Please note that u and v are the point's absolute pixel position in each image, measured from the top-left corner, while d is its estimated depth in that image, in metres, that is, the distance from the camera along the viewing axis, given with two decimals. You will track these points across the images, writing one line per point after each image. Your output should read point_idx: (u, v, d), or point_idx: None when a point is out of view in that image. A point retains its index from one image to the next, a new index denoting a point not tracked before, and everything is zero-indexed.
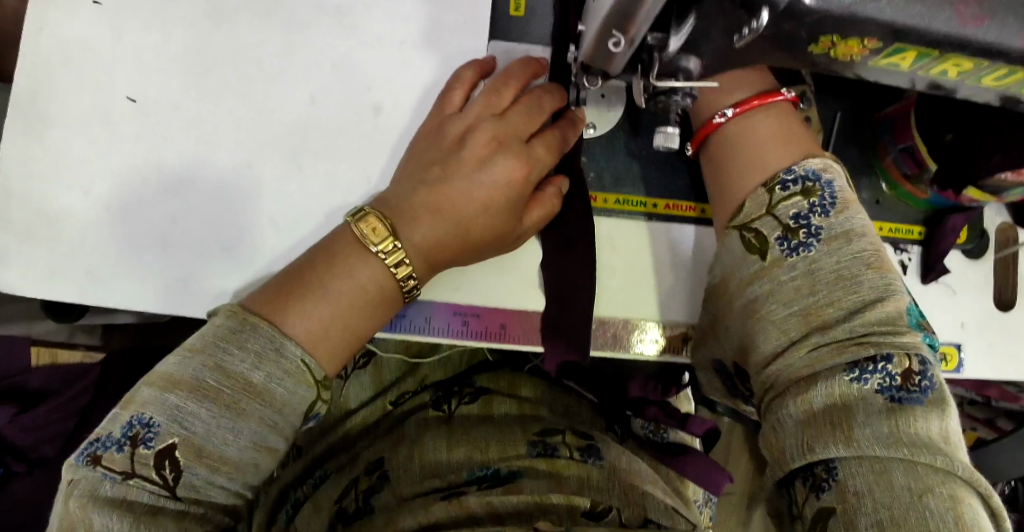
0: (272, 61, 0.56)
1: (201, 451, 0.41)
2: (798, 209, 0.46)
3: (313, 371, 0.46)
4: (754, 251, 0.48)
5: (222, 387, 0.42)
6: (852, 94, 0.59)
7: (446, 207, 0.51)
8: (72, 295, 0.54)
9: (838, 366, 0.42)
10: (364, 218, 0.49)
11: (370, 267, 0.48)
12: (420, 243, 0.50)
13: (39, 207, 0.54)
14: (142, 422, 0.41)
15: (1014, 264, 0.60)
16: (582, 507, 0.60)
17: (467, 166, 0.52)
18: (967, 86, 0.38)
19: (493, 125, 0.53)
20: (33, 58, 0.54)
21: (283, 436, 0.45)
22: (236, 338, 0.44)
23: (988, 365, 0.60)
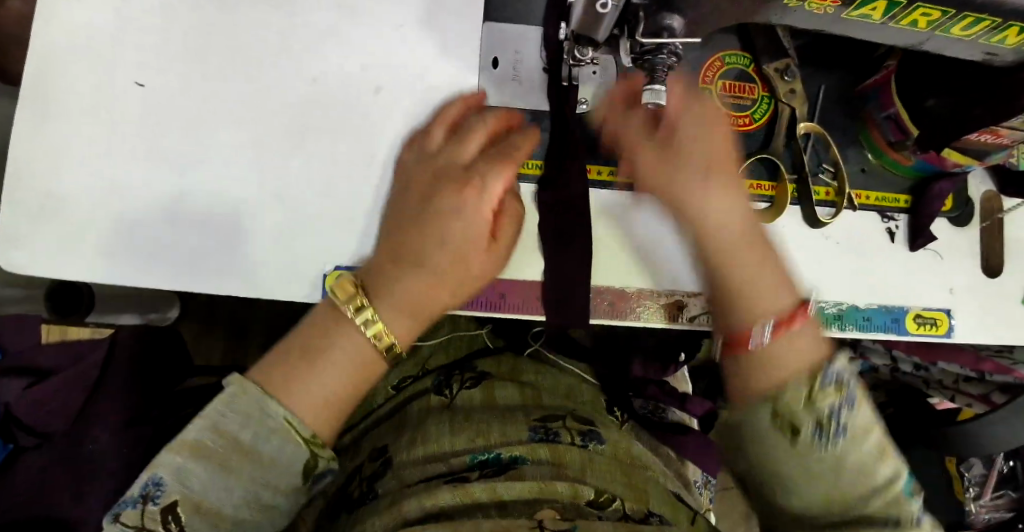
0: (276, 45, 0.58)
1: (199, 505, 0.45)
2: (834, 408, 0.43)
3: (301, 431, 0.48)
4: (769, 375, 0.46)
5: (216, 446, 0.46)
6: (838, 65, 0.61)
7: (400, 254, 0.53)
8: (79, 275, 0.55)
9: (815, 470, 0.45)
10: (337, 282, 0.51)
11: (345, 325, 0.51)
12: (380, 292, 0.52)
13: (49, 188, 0.56)
14: (152, 482, 0.45)
15: (999, 231, 0.62)
16: (587, 495, 0.56)
17: (414, 199, 0.55)
18: (937, 37, 0.40)
19: (434, 167, 0.55)
20: (45, 45, 0.56)
21: (279, 493, 0.47)
22: (229, 402, 0.47)
23: (978, 329, 0.61)
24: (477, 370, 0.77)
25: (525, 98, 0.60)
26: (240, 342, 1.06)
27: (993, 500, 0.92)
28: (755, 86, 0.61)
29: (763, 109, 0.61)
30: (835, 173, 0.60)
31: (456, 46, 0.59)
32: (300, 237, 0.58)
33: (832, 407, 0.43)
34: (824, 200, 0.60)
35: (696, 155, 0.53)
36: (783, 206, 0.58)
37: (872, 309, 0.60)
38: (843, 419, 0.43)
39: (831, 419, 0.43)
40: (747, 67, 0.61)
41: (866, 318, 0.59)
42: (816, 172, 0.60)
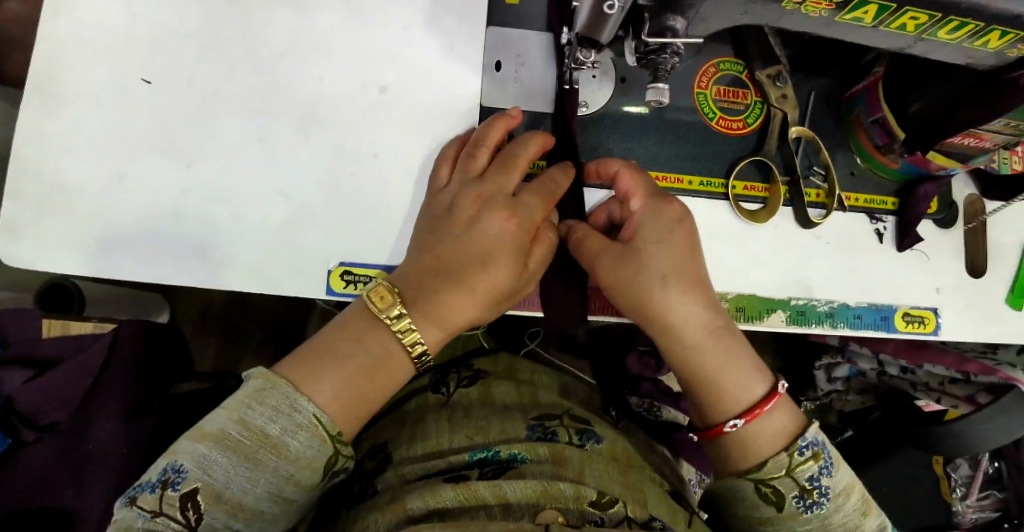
0: (283, 45, 0.59)
1: (220, 495, 0.45)
2: (811, 473, 0.52)
3: (326, 426, 0.48)
4: (771, 503, 0.54)
5: (241, 438, 0.46)
6: (827, 71, 0.63)
7: (443, 267, 0.53)
8: (85, 267, 0.56)
9: (795, 511, 0.53)
10: (375, 289, 0.52)
11: (383, 336, 0.51)
12: (420, 303, 0.52)
13: (55, 181, 0.56)
14: (172, 469, 0.45)
15: (983, 233, 0.64)
16: (589, 497, 0.57)
17: (457, 227, 0.54)
18: (924, 41, 0.42)
19: (476, 186, 0.55)
20: (54, 42, 0.57)
21: (300, 488, 0.48)
22: (260, 396, 0.47)
23: (963, 327, 0.63)
24: (473, 368, 0.78)
25: (526, 99, 0.61)
26: (234, 344, 1.06)
27: (979, 501, 0.94)
28: (748, 91, 0.63)
29: (756, 113, 0.63)
30: (825, 175, 0.62)
31: (460, 48, 0.61)
32: (305, 232, 0.58)
33: (811, 475, 0.52)
34: (815, 201, 0.62)
35: (652, 266, 0.54)
36: (776, 206, 0.61)
37: (862, 307, 0.62)
38: (823, 486, 0.52)
39: (813, 483, 0.52)
40: (740, 73, 0.63)
41: (856, 316, 0.62)
42: (806, 174, 0.62)
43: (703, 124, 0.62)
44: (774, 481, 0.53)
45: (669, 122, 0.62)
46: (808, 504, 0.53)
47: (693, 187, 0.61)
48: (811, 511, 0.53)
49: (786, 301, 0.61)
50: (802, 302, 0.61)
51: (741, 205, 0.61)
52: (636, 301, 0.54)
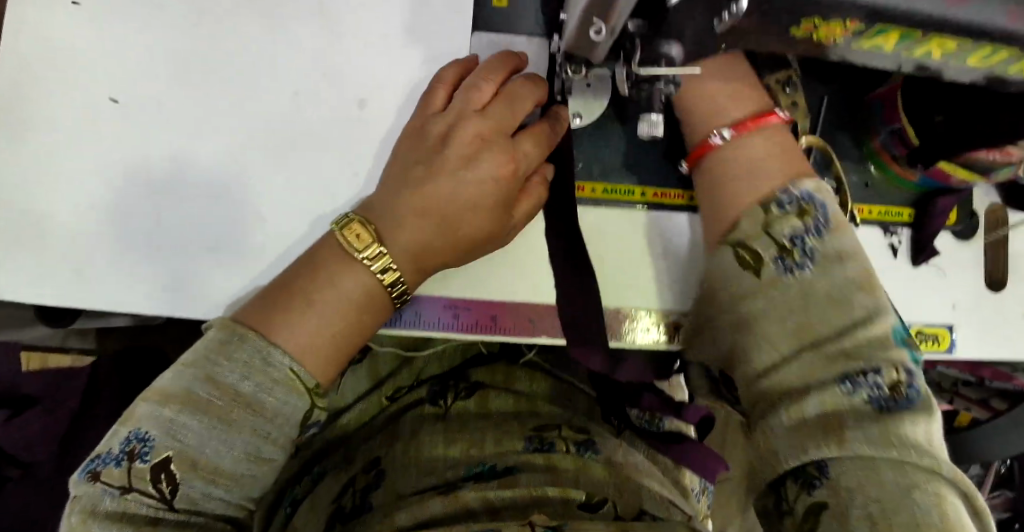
0: (256, 56, 0.55)
1: (197, 462, 0.43)
2: (792, 229, 0.47)
3: (303, 379, 0.46)
4: (746, 267, 0.48)
5: (213, 398, 0.44)
6: (841, 75, 0.59)
7: (433, 207, 0.50)
8: (60, 298, 0.53)
9: (828, 379, 0.44)
10: (349, 225, 0.49)
11: (360, 277, 0.48)
12: (406, 244, 0.49)
13: (23, 212, 0.53)
14: (138, 437, 0.42)
15: (1005, 245, 0.60)
16: (577, 498, 0.60)
17: (452, 162, 0.50)
18: (951, 66, 0.38)
19: (478, 121, 0.51)
20: (17, 65, 0.53)
21: (279, 446, 0.46)
22: (226, 350, 0.45)
23: (982, 347, 0.60)
24: (470, 381, 0.76)
25: None
26: None
27: (989, 500, 0.90)
28: None
29: None
30: (837, 189, 0.57)
31: (444, 57, 0.57)
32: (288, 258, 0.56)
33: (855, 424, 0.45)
34: None
35: (751, 156, 0.51)
36: None
37: None
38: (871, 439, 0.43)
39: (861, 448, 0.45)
40: None
41: None
42: None
43: None
44: (752, 243, 0.48)
45: (673, 133, 0.58)
46: (791, 265, 0.47)
47: (694, 203, 0.59)
48: (790, 275, 0.47)
49: None
50: None
51: None
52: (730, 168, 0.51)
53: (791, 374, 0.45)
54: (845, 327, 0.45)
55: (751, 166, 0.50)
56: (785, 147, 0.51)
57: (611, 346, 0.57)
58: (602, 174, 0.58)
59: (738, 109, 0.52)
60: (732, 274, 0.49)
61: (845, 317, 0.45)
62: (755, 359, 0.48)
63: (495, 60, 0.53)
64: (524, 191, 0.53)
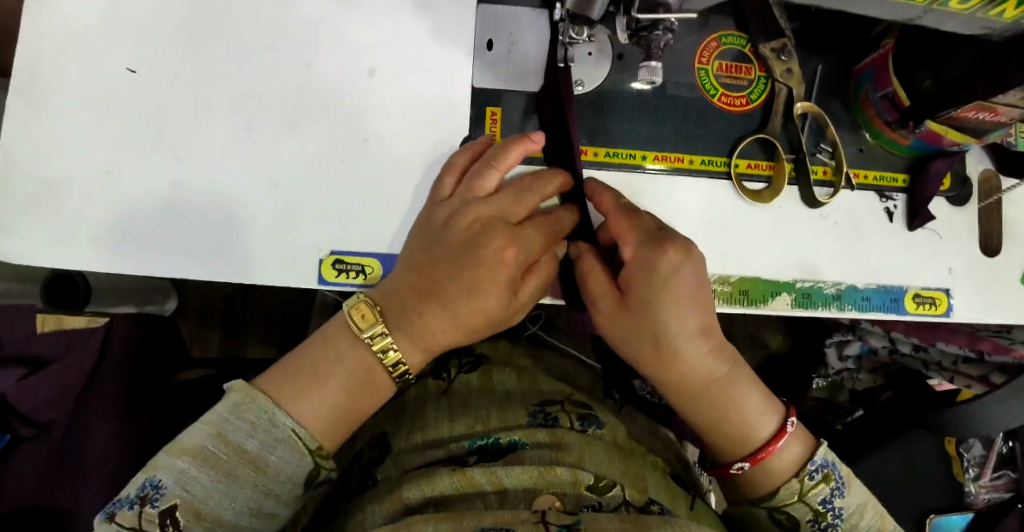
0: (268, 28, 0.57)
1: (200, 512, 0.45)
2: None
3: (306, 441, 0.48)
4: None
5: (221, 453, 0.45)
6: (835, 45, 0.61)
7: (433, 296, 0.51)
8: (78, 260, 0.54)
9: None
10: (356, 305, 0.51)
11: (363, 354, 0.51)
12: (406, 327, 0.51)
13: (42, 177, 0.54)
14: (151, 485, 0.44)
15: (999, 211, 0.62)
16: (586, 481, 0.56)
17: (455, 245, 0.51)
18: (935, 11, 0.40)
19: (481, 206, 0.51)
20: (36, 35, 0.55)
21: (281, 501, 0.48)
22: (237, 411, 0.47)
23: (981, 311, 0.61)
24: (474, 353, 0.75)
25: (517, 79, 0.60)
26: (239, 333, 1.04)
27: (992, 481, 0.91)
28: (752, 66, 0.61)
29: (760, 89, 0.60)
30: (832, 153, 0.59)
31: (449, 30, 0.59)
32: (298, 223, 0.57)
33: (824, 498, 0.53)
34: (822, 180, 0.60)
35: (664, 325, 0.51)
36: (780, 186, 0.58)
37: (871, 289, 0.59)
38: (836, 507, 0.53)
39: (826, 506, 0.53)
40: (744, 48, 0.61)
41: (864, 299, 0.59)
42: (812, 152, 0.60)
43: (703, 101, 0.60)
44: None
45: (673, 101, 0.60)
46: None
47: (694, 166, 0.59)
48: None
49: (791, 283, 0.59)
50: (808, 284, 0.59)
51: (744, 185, 0.59)
52: (639, 277, 0.52)
53: None
54: None
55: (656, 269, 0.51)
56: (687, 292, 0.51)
57: None
58: (602, 139, 0.58)
59: (654, 282, 0.51)
60: None
61: None
62: None
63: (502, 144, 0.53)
64: (531, 269, 0.53)
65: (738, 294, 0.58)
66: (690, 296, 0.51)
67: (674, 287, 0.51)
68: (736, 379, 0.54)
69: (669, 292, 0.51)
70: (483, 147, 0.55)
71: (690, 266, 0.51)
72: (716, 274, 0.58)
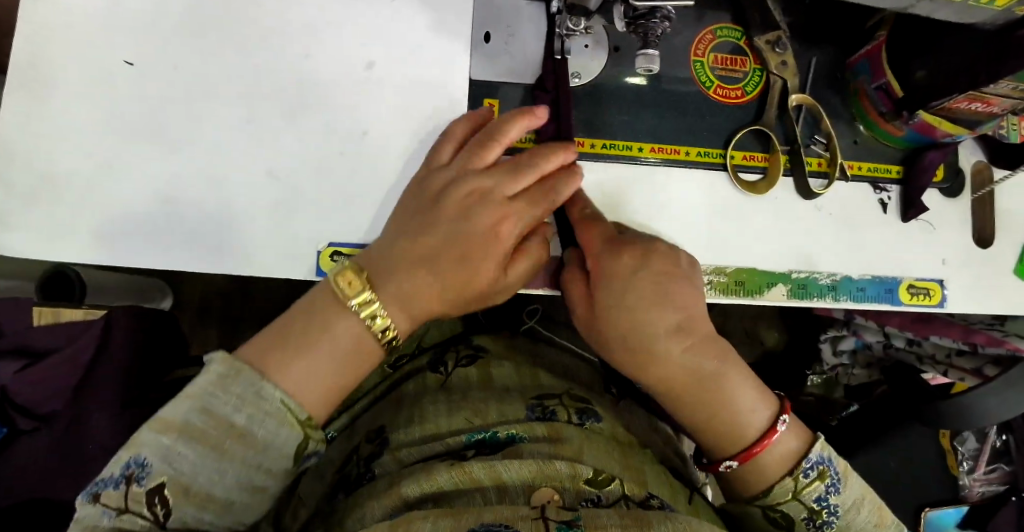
0: (268, 19, 0.57)
1: (189, 489, 0.43)
2: None
3: (295, 413, 0.46)
4: None
5: (207, 428, 0.44)
6: (829, 37, 0.61)
7: (427, 261, 0.50)
8: (78, 255, 0.54)
9: None
10: (342, 272, 0.49)
11: (352, 322, 0.49)
12: (397, 293, 0.50)
13: (39, 168, 0.54)
14: (136, 463, 0.43)
15: (990, 203, 0.62)
16: (586, 475, 0.55)
17: (450, 214, 0.51)
18: (929, 0, 0.42)
19: (476, 178, 0.51)
20: (33, 26, 0.55)
21: (271, 475, 0.46)
22: (223, 384, 0.45)
23: (975, 302, 0.61)
24: (472, 347, 0.75)
25: (513, 73, 0.60)
26: (235, 332, 1.04)
27: (987, 475, 0.91)
28: (747, 59, 0.61)
29: (755, 82, 0.61)
30: (827, 144, 0.60)
31: (448, 22, 0.59)
32: (297, 215, 0.57)
33: (819, 496, 0.52)
34: (817, 171, 0.60)
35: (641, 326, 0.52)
36: (776, 177, 0.59)
37: (866, 280, 0.60)
38: (831, 505, 0.52)
39: (823, 505, 0.52)
40: (739, 41, 0.61)
41: (859, 289, 0.60)
42: (807, 143, 0.60)
43: (700, 94, 0.60)
44: None
45: (669, 94, 0.60)
46: None
47: (690, 158, 0.59)
48: None
49: (787, 274, 0.59)
50: (804, 275, 0.59)
51: (740, 176, 0.59)
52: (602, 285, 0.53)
53: None
54: None
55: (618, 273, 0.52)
56: (653, 290, 0.52)
57: None
58: (600, 131, 0.59)
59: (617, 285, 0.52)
60: None
61: None
62: None
63: (505, 117, 0.53)
64: (521, 249, 0.53)
65: (732, 285, 0.58)
66: (655, 293, 0.52)
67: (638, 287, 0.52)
68: (726, 372, 0.53)
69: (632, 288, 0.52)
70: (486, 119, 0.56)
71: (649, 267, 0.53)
72: (713, 265, 0.58)
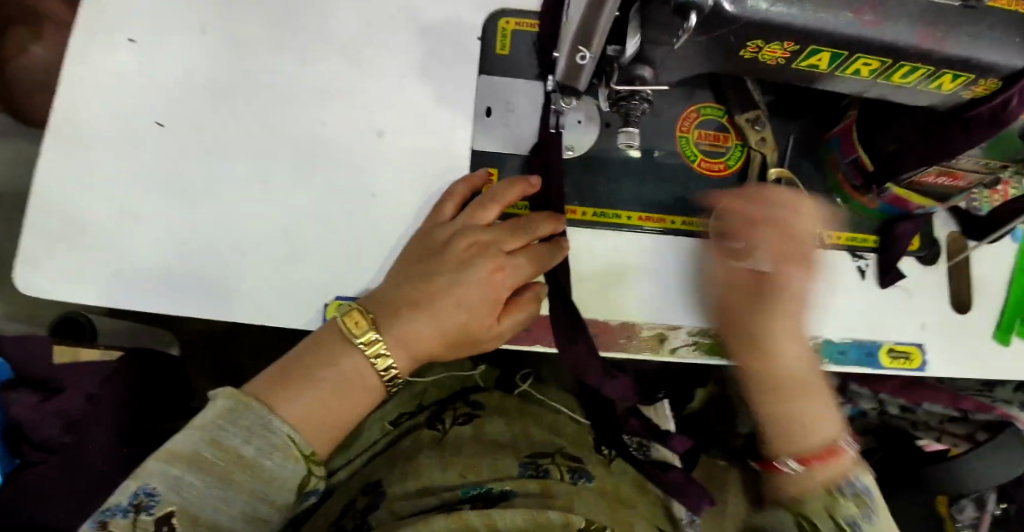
0: (287, 88, 0.63)
1: (196, 518, 0.45)
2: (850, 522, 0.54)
3: (301, 446, 0.49)
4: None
5: (215, 459, 0.46)
6: (805, 117, 0.66)
7: (426, 306, 0.53)
8: (97, 298, 0.58)
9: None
10: (349, 312, 0.53)
11: (356, 358, 0.52)
12: (398, 337, 0.53)
13: (69, 216, 0.59)
14: (144, 493, 0.45)
15: (966, 270, 0.65)
16: (578, 524, 0.55)
17: (449, 265, 0.54)
18: (880, 85, 0.46)
19: (478, 231, 0.56)
20: (74, 89, 0.61)
21: (275, 507, 0.48)
22: (231, 416, 0.47)
23: (953, 365, 0.63)
24: (469, 404, 0.75)
25: (513, 143, 0.65)
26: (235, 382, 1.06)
27: None
28: (729, 135, 0.66)
29: (736, 156, 0.66)
30: None
31: (452, 96, 0.65)
32: (304, 267, 0.60)
33: (852, 519, 0.54)
34: None
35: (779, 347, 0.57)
36: None
37: (847, 343, 0.62)
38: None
39: (851, 526, 0.54)
40: (721, 118, 0.66)
41: (840, 352, 0.62)
42: None
43: (685, 166, 0.65)
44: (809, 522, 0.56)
45: (656, 166, 0.65)
46: None
47: (674, 226, 0.63)
48: None
49: None
50: None
51: None
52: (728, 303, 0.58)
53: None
54: None
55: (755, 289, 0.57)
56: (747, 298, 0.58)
57: (601, 354, 0.61)
58: (591, 199, 0.63)
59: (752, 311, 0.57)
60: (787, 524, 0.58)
61: None
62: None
63: (504, 183, 0.58)
64: (512, 303, 0.56)
65: (714, 346, 0.63)
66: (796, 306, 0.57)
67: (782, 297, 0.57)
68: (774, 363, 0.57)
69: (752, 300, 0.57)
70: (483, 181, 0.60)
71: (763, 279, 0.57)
72: (697, 326, 0.62)
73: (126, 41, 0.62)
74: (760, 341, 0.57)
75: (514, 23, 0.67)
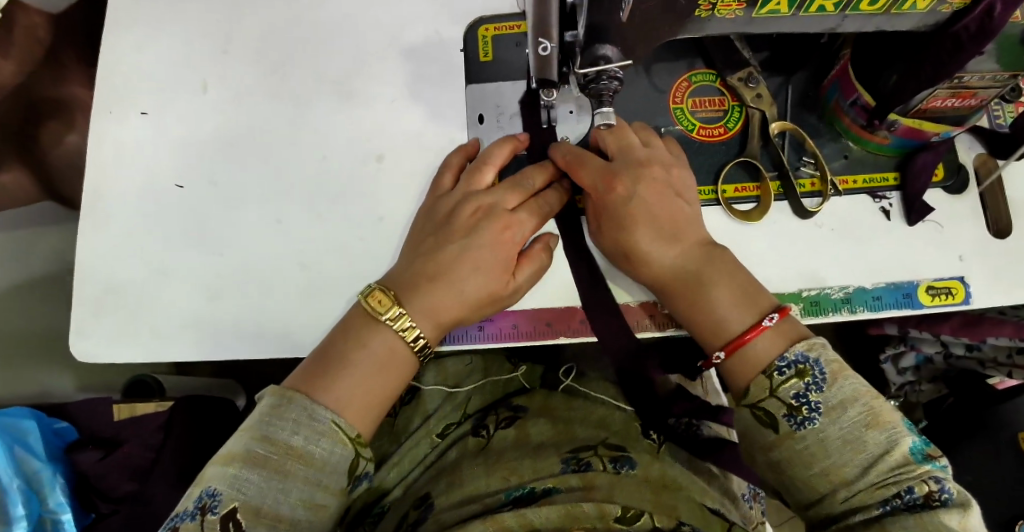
0: (288, 131, 0.66)
1: (258, 510, 0.46)
2: (795, 389, 0.49)
3: (346, 431, 0.51)
4: (765, 425, 0.50)
5: (268, 453, 0.48)
6: (801, 65, 0.65)
7: (441, 275, 0.56)
8: (139, 354, 0.62)
9: (797, 449, 0.49)
10: (372, 293, 0.55)
11: (386, 336, 0.54)
12: (422, 309, 0.55)
13: (107, 284, 0.64)
14: (208, 494, 0.46)
15: (1001, 191, 0.62)
16: (614, 513, 0.56)
17: (457, 232, 0.57)
18: (850, 17, 0.49)
19: (479, 196, 0.58)
20: (97, 167, 0.66)
21: (331, 493, 0.49)
22: (277, 412, 0.49)
23: (1001, 293, 0.60)
24: (511, 408, 0.77)
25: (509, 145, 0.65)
26: None
27: None
28: (724, 98, 0.65)
29: (735, 117, 0.64)
30: (815, 164, 0.62)
31: (444, 111, 0.66)
32: (325, 298, 0.62)
33: (797, 393, 0.49)
34: (810, 191, 0.62)
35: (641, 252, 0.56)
36: (768, 204, 0.61)
37: (881, 288, 0.60)
38: (812, 402, 0.48)
39: (800, 401, 0.49)
40: (714, 82, 0.65)
41: (875, 298, 0.60)
42: (796, 167, 0.62)
43: (683, 136, 0.64)
44: (763, 408, 0.50)
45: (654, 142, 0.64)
46: (800, 421, 0.48)
47: None
48: (805, 429, 0.48)
49: (797, 293, 0.60)
50: (815, 292, 0.60)
51: (733, 207, 0.62)
52: (636, 211, 0.56)
53: (789, 435, 0.49)
54: (869, 462, 0.47)
55: (609, 213, 0.57)
56: (647, 211, 0.56)
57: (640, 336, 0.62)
58: None
59: (648, 226, 0.56)
60: (752, 427, 0.51)
61: (861, 457, 0.47)
62: (761, 440, 0.51)
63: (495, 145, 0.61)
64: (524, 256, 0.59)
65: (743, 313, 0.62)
66: (657, 217, 0.56)
67: (629, 210, 0.56)
68: (705, 274, 0.54)
69: (631, 207, 0.56)
70: (476, 150, 0.63)
71: (644, 188, 0.57)
72: None
73: (138, 114, 0.67)
74: (629, 252, 0.57)
75: (493, 29, 0.68)
